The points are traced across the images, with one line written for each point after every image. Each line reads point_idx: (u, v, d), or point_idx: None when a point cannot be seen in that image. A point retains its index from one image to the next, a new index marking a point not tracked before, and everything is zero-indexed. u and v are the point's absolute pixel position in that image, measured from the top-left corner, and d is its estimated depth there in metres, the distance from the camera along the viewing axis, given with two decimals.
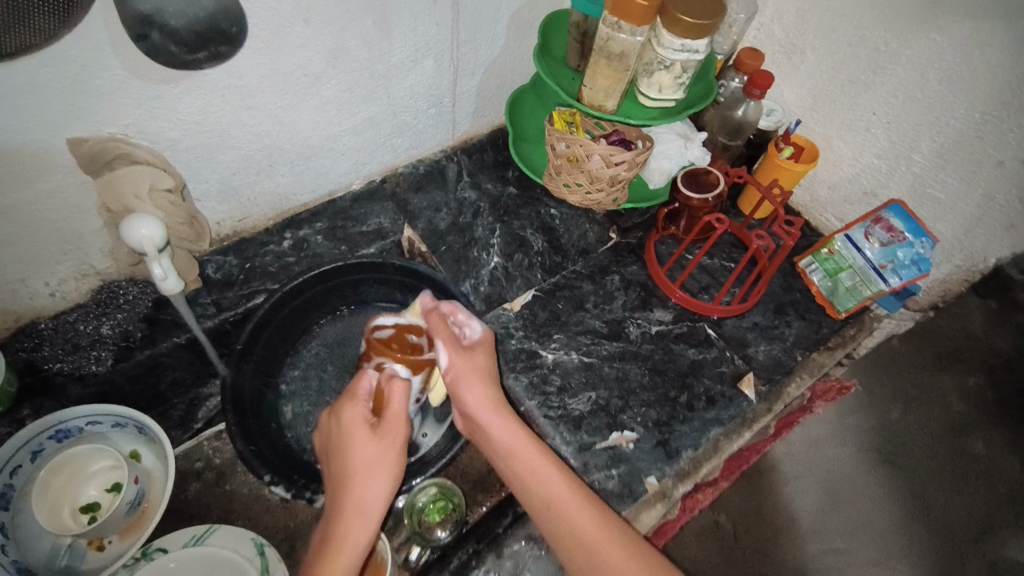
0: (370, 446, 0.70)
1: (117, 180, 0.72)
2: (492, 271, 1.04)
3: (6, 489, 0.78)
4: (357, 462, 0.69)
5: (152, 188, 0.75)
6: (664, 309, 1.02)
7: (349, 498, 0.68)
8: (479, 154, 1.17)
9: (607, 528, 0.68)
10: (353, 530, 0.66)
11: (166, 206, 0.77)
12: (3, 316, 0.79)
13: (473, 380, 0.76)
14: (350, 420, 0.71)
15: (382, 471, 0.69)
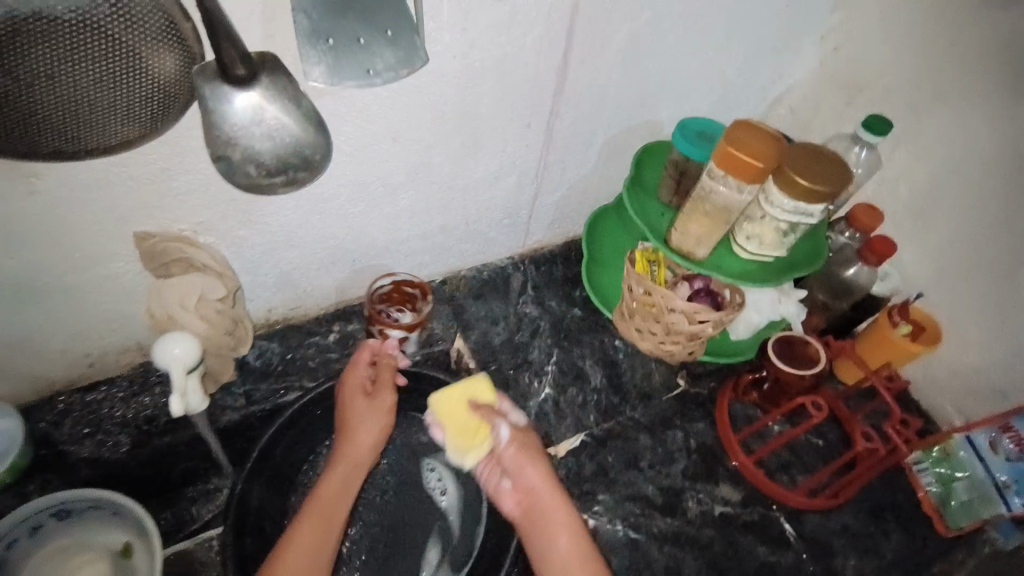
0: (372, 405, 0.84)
1: (169, 285, 0.71)
2: (541, 403, 0.94)
3: None
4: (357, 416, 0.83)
5: (202, 298, 0.72)
6: (732, 485, 0.88)
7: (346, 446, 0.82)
8: (547, 267, 1.10)
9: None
10: (340, 473, 0.81)
11: (212, 316, 0.74)
12: (35, 382, 0.77)
13: (535, 458, 0.79)
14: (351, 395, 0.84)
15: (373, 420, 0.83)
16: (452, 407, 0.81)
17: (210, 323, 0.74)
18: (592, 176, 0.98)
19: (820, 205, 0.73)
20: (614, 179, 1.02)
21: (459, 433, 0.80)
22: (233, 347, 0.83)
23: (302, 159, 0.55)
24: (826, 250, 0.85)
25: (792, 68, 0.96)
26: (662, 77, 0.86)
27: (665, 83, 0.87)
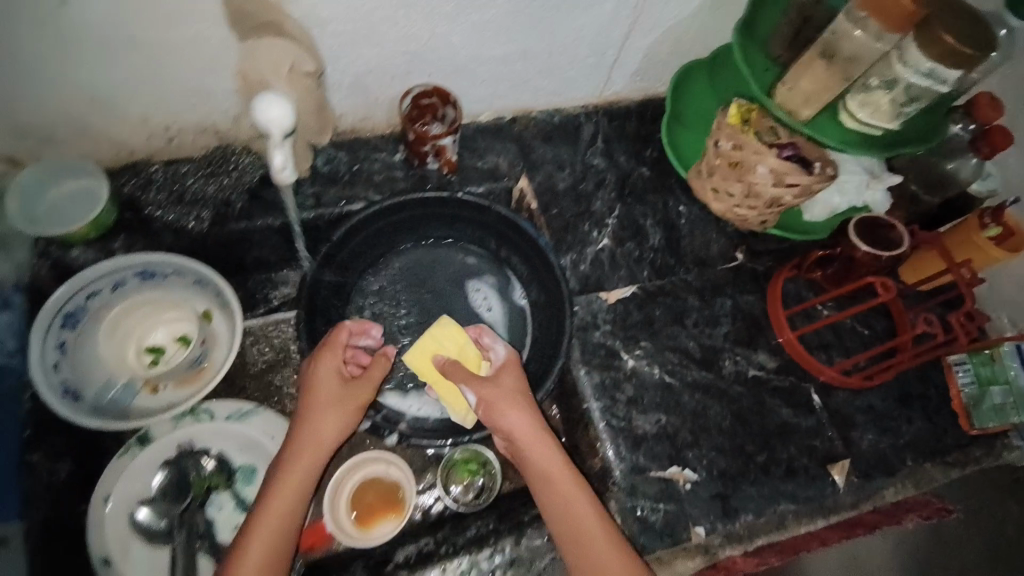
0: (349, 391, 0.76)
1: (261, 50, 0.70)
2: (597, 252, 0.94)
3: (80, 309, 0.79)
4: (330, 387, 0.75)
5: (292, 68, 0.71)
6: (769, 354, 0.90)
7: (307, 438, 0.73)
8: (621, 121, 1.04)
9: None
10: (304, 460, 0.72)
11: (302, 89, 0.73)
12: (120, 147, 0.79)
13: (507, 402, 0.76)
14: (323, 365, 0.75)
15: (350, 403, 0.75)
16: (427, 369, 0.83)
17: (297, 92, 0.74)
18: (695, 18, 0.89)
19: (959, 71, 0.67)
20: (716, 26, 0.92)
21: (447, 397, 0.82)
22: (316, 133, 0.87)
23: None
24: (942, 132, 0.80)
25: None
26: None
27: None
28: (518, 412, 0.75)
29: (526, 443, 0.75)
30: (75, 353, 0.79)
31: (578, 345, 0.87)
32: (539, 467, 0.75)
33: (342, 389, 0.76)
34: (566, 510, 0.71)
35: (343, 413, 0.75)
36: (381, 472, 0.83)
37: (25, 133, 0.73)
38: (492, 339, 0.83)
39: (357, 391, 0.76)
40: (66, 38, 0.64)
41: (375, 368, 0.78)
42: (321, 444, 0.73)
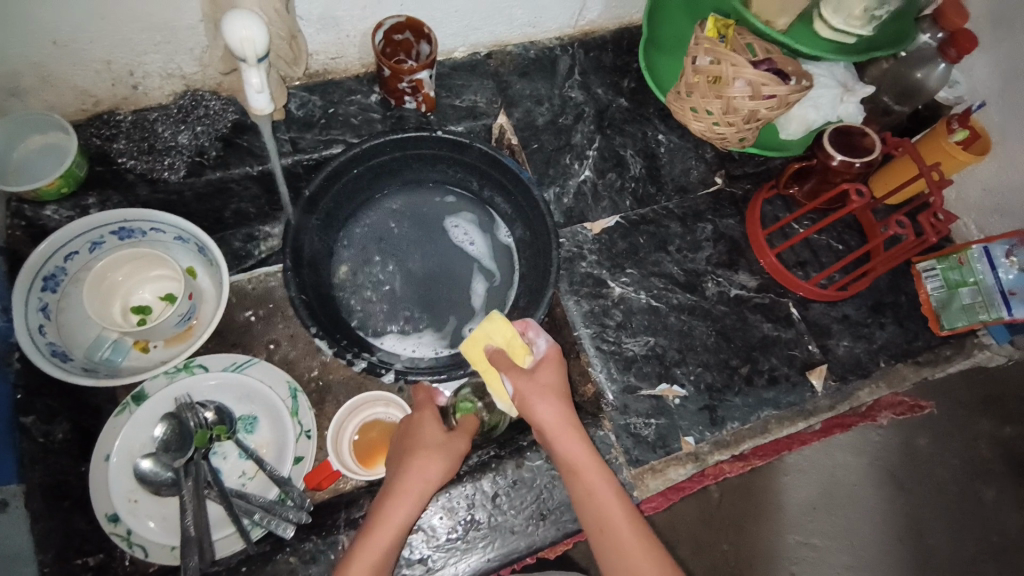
0: (454, 440, 0.73)
1: None
2: (580, 184, 0.95)
3: (59, 271, 0.77)
4: (436, 435, 0.72)
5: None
6: (749, 273, 0.93)
7: (412, 476, 0.68)
8: (596, 52, 1.03)
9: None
10: (415, 470, 0.69)
11: (272, 13, 0.68)
12: (84, 96, 0.77)
13: (541, 395, 0.70)
14: (427, 421, 0.75)
15: (454, 448, 0.72)
16: (477, 356, 0.77)
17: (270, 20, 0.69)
18: None
19: None
20: None
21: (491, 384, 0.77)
22: (288, 64, 0.81)
23: None
24: (910, 38, 0.83)
25: None
26: None
27: None
28: (551, 403, 0.70)
29: (573, 456, 0.68)
30: (59, 316, 0.77)
31: (565, 274, 0.89)
32: (566, 456, 0.69)
33: (452, 438, 0.73)
34: (596, 508, 0.67)
35: (448, 459, 0.70)
36: (381, 414, 0.85)
37: None
38: (538, 332, 0.76)
39: (460, 438, 0.73)
40: None
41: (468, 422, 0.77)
42: (428, 479, 0.69)
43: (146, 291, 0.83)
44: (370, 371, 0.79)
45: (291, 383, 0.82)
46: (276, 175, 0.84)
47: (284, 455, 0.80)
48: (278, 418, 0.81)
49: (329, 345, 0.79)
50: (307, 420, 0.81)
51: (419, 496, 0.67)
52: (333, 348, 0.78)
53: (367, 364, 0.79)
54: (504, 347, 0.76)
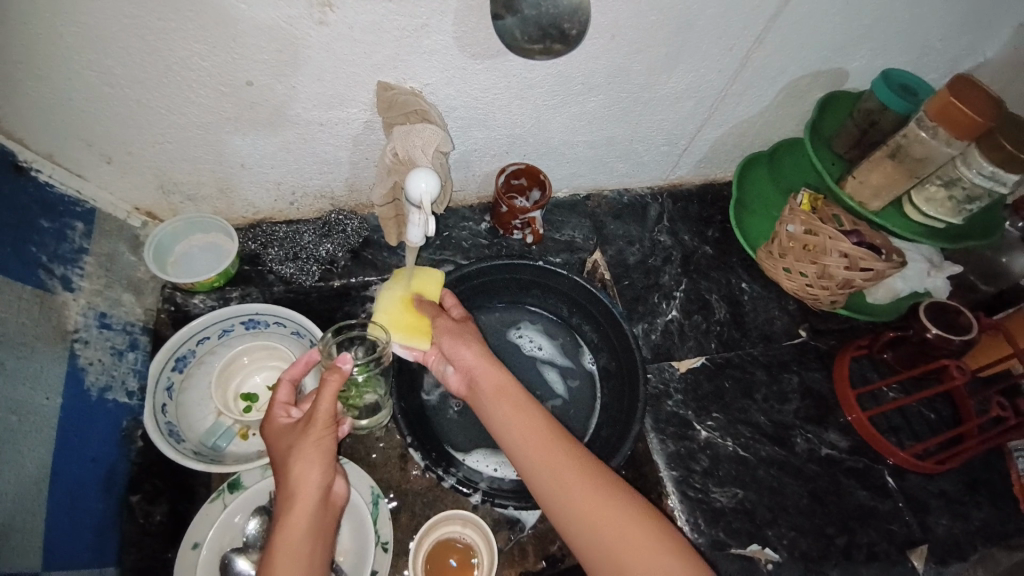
0: (309, 444, 0.63)
1: (414, 133, 0.71)
2: (667, 323, 0.99)
3: (189, 353, 0.83)
4: (285, 441, 0.65)
5: (437, 149, 0.73)
6: (839, 433, 0.92)
7: (292, 503, 0.61)
8: (684, 204, 1.11)
9: (649, 536, 0.62)
10: (299, 469, 0.62)
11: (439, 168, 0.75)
12: (248, 207, 0.89)
13: (467, 339, 0.77)
14: (280, 428, 0.67)
15: (310, 449, 0.63)
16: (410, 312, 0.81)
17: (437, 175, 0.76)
18: (760, 113, 0.98)
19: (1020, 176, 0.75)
20: (781, 123, 1.01)
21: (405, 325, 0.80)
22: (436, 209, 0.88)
23: (560, 32, 0.66)
24: (999, 226, 0.89)
25: (995, 41, 0.92)
26: (865, 22, 0.85)
27: (871, 29, 0.86)
28: (472, 346, 0.77)
29: (502, 396, 0.72)
30: (179, 396, 0.82)
31: (651, 412, 0.90)
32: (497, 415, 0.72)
33: (303, 437, 0.63)
34: (547, 456, 0.67)
35: (308, 463, 0.63)
36: (456, 533, 0.82)
37: (174, 190, 0.82)
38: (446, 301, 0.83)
39: (309, 432, 0.63)
40: (230, 113, 0.71)
41: (326, 388, 0.64)
42: (301, 497, 0.61)
43: (258, 378, 0.87)
44: (458, 489, 0.82)
45: (373, 490, 0.83)
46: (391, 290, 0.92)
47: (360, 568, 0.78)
48: (360, 525, 0.80)
49: (421, 455, 0.82)
50: (385, 530, 0.81)
51: (304, 510, 0.61)
52: (424, 459, 0.82)
53: (455, 481, 0.82)
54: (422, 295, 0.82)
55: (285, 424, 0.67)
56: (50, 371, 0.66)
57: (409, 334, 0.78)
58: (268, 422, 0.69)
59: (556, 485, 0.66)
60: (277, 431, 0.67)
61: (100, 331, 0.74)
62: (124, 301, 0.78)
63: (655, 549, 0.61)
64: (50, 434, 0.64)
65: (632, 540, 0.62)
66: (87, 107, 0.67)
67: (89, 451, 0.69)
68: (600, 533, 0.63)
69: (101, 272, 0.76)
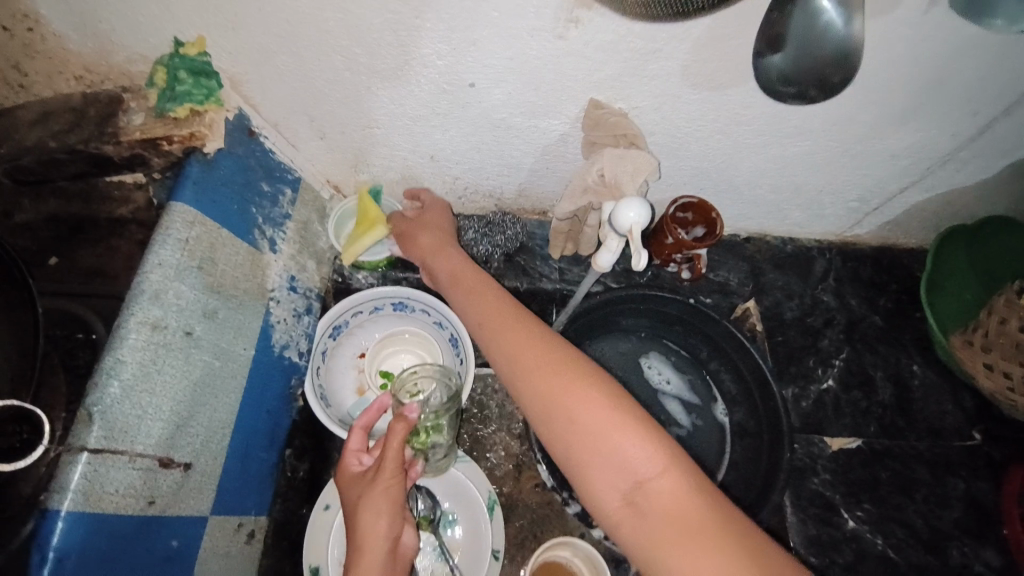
0: (376, 493, 0.63)
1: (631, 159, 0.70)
2: (820, 391, 0.91)
3: (343, 323, 0.87)
4: (354, 491, 0.65)
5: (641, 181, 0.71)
6: (1011, 559, 0.81)
7: (360, 554, 0.61)
8: (855, 264, 1.02)
9: (687, 500, 0.50)
10: (365, 521, 0.62)
11: None
12: (423, 196, 0.91)
13: (473, 274, 0.73)
14: (347, 477, 0.67)
15: (379, 502, 0.63)
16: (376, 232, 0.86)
17: None
18: (980, 184, 0.87)
19: None
20: (997, 198, 0.90)
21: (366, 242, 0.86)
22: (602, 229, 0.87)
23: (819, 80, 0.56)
24: None
25: None
26: None
27: None
28: (483, 280, 0.73)
29: (500, 321, 0.66)
30: (329, 362, 0.86)
31: (795, 487, 0.83)
32: (491, 340, 0.65)
33: (371, 489, 0.64)
34: (546, 382, 0.59)
35: (376, 515, 0.62)
36: (564, 558, 0.82)
37: (365, 170, 0.86)
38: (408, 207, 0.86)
39: (379, 484, 0.64)
40: (442, 109, 0.74)
41: (392, 437, 0.64)
42: (368, 550, 0.61)
43: (395, 360, 0.90)
44: (580, 518, 0.83)
45: (491, 495, 0.83)
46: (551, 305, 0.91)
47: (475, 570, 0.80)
48: (477, 526, 0.82)
49: (550, 475, 0.83)
50: (499, 539, 0.81)
51: (377, 553, 0.61)
52: (554, 480, 0.82)
53: (581, 509, 0.82)
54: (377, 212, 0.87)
55: (354, 473, 0.68)
56: (250, 323, 0.71)
57: (371, 231, 0.85)
58: (339, 472, 0.70)
59: (509, 359, 0.62)
60: (343, 482, 0.68)
61: (289, 293, 0.79)
62: (307, 267, 0.83)
63: (688, 515, 0.50)
64: (241, 382, 0.69)
65: (666, 496, 0.51)
66: (322, 87, 0.72)
67: (264, 403, 0.74)
68: (615, 476, 0.53)
69: (296, 238, 0.81)
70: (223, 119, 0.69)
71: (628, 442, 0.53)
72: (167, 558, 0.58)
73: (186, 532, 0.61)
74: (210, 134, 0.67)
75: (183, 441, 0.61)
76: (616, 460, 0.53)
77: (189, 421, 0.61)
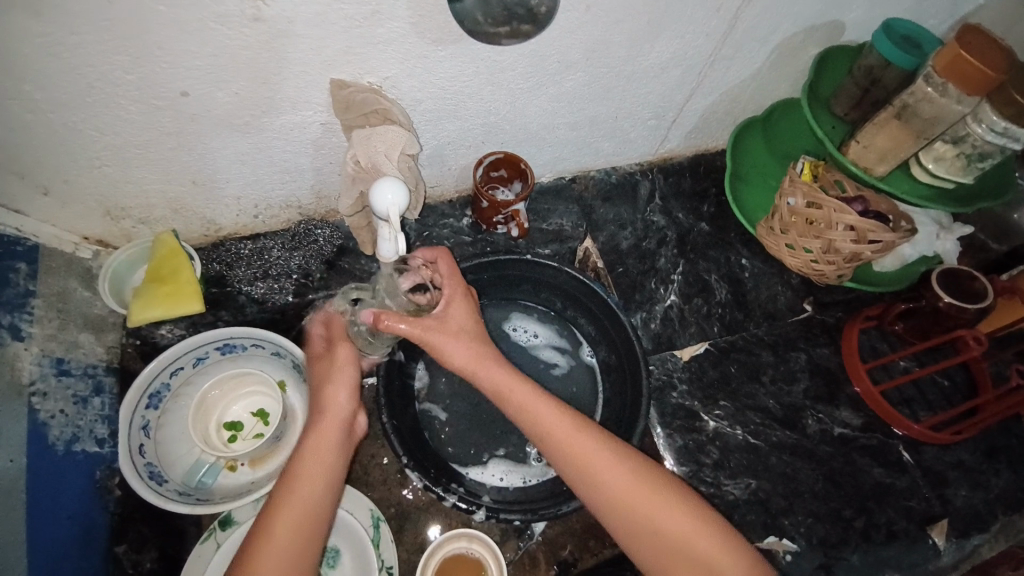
0: (338, 369, 0.65)
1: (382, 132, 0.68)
2: (666, 309, 0.94)
3: (162, 388, 0.77)
4: (318, 369, 0.67)
5: (402, 152, 0.70)
6: (851, 410, 0.89)
7: (320, 417, 0.62)
8: (676, 178, 1.05)
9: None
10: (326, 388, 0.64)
11: (406, 171, 0.72)
12: (208, 225, 0.82)
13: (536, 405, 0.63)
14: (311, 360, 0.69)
15: (342, 376, 0.64)
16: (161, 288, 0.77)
17: (405, 177, 0.72)
18: (754, 77, 0.91)
19: None
20: (774, 85, 0.94)
21: (153, 302, 0.76)
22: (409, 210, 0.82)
23: None
24: (1013, 183, 0.86)
25: None
26: None
27: None
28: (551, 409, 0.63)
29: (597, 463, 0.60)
30: (156, 435, 0.76)
31: (657, 406, 0.86)
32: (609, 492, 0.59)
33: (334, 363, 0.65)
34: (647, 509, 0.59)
35: (338, 386, 0.64)
36: (463, 548, 0.79)
37: (122, 215, 0.75)
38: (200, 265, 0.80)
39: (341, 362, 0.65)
40: (169, 127, 0.65)
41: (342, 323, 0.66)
42: (328, 412, 0.62)
43: (240, 405, 0.82)
44: (460, 507, 0.77)
45: (373, 512, 0.79)
46: None
47: None
48: (364, 548, 0.77)
49: (420, 475, 0.77)
50: (389, 554, 0.77)
51: (324, 445, 0.60)
52: (423, 479, 0.77)
53: (458, 499, 0.77)
54: (168, 267, 0.77)
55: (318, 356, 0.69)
56: (10, 429, 0.61)
57: (171, 305, 0.77)
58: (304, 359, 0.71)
59: (589, 480, 0.60)
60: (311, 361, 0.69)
61: (59, 380, 0.69)
62: (81, 343, 0.73)
63: None
64: (20, 498, 0.60)
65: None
66: (11, 136, 0.60)
67: (62, 508, 0.65)
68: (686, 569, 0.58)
69: (52, 314, 0.70)
70: None
71: (717, 550, 0.58)
72: None
73: None
74: None
75: None
76: (705, 564, 0.57)
77: None
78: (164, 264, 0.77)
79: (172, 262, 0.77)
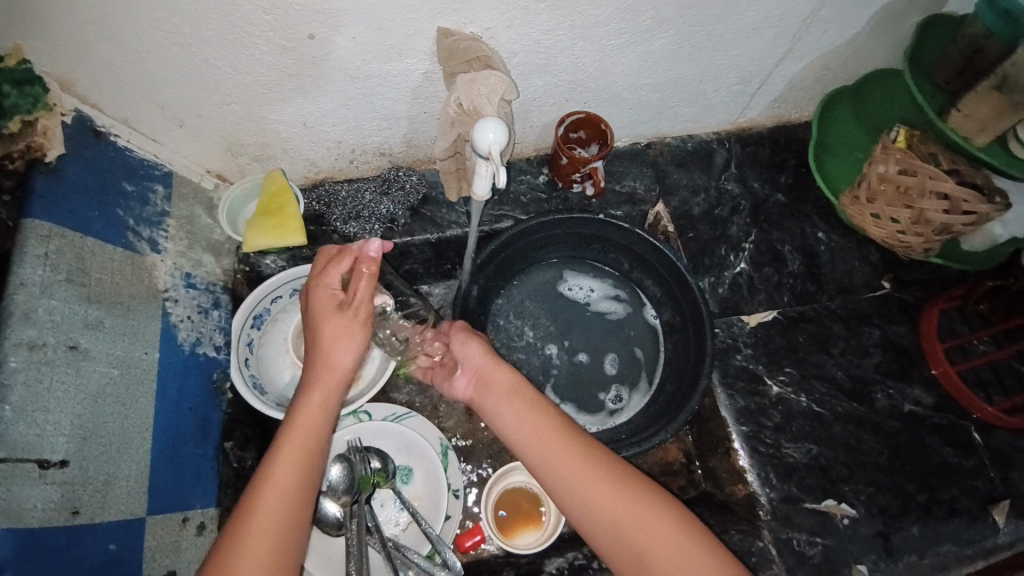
0: (347, 325, 0.65)
1: (478, 81, 0.71)
2: (735, 276, 0.95)
3: (264, 311, 0.86)
4: (326, 321, 0.65)
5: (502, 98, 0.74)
6: (924, 388, 0.87)
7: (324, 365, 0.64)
8: (754, 148, 1.04)
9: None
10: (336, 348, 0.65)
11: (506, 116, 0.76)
12: (310, 167, 0.89)
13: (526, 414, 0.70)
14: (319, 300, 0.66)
15: (355, 333, 0.65)
16: (270, 219, 0.84)
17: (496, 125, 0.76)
18: (847, 44, 0.89)
19: None
20: (867, 53, 0.91)
21: (263, 232, 0.84)
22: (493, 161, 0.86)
23: None
24: None
25: None
26: None
27: None
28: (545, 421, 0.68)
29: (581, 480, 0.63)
30: (257, 351, 0.85)
31: (720, 367, 0.87)
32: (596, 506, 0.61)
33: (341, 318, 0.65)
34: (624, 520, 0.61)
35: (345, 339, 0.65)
36: (522, 482, 0.84)
37: (240, 152, 0.83)
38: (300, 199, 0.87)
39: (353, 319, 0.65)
40: (292, 69, 0.71)
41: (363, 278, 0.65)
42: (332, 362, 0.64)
43: None
44: None
45: (443, 442, 0.85)
46: (469, 239, 0.91)
47: (436, 512, 0.82)
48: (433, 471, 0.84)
49: None
50: (456, 478, 0.84)
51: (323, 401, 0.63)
52: None
53: None
54: (275, 200, 0.85)
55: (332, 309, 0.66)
56: (145, 327, 0.71)
57: (279, 235, 0.84)
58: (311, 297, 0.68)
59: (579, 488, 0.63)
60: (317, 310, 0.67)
61: (187, 290, 0.78)
62: (204, 262, 0.82)
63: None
64: (149, 387, 0.70)
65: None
66: (161, 70, 0.69)
67: (184, 402, 0.75)
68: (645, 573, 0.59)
69: (182, 234, 0.80)
70: (59, 125, 0.66)
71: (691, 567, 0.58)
72: (109, 561, 0.60)
73: (123, 536, 0.62)
74: (48, 142, 0.65)
75: (94, 450, 0.61)
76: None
77: (96, 428, 0.62)
78: (271, 198, 0.85)
79: (279, 196, 0.85)
